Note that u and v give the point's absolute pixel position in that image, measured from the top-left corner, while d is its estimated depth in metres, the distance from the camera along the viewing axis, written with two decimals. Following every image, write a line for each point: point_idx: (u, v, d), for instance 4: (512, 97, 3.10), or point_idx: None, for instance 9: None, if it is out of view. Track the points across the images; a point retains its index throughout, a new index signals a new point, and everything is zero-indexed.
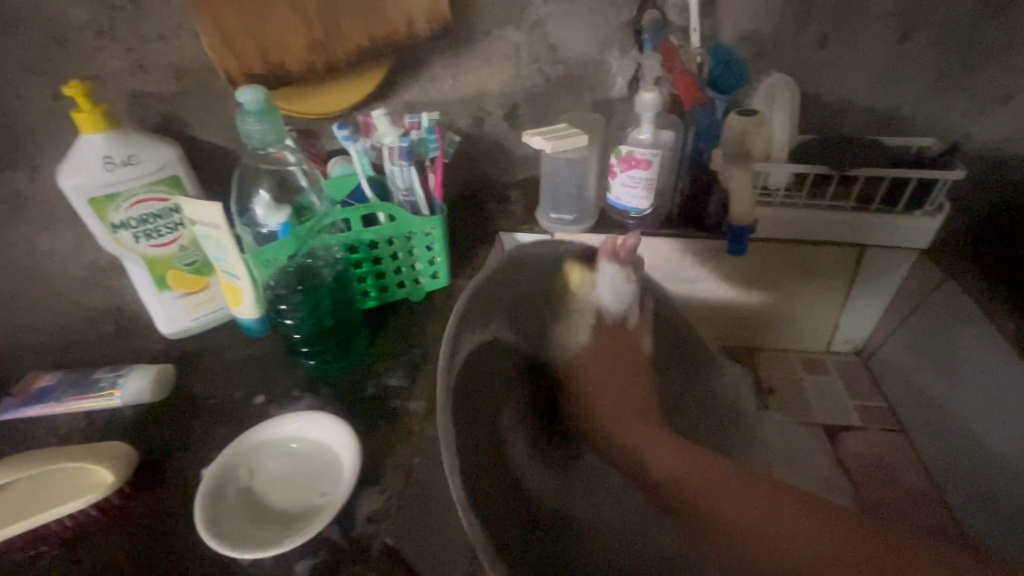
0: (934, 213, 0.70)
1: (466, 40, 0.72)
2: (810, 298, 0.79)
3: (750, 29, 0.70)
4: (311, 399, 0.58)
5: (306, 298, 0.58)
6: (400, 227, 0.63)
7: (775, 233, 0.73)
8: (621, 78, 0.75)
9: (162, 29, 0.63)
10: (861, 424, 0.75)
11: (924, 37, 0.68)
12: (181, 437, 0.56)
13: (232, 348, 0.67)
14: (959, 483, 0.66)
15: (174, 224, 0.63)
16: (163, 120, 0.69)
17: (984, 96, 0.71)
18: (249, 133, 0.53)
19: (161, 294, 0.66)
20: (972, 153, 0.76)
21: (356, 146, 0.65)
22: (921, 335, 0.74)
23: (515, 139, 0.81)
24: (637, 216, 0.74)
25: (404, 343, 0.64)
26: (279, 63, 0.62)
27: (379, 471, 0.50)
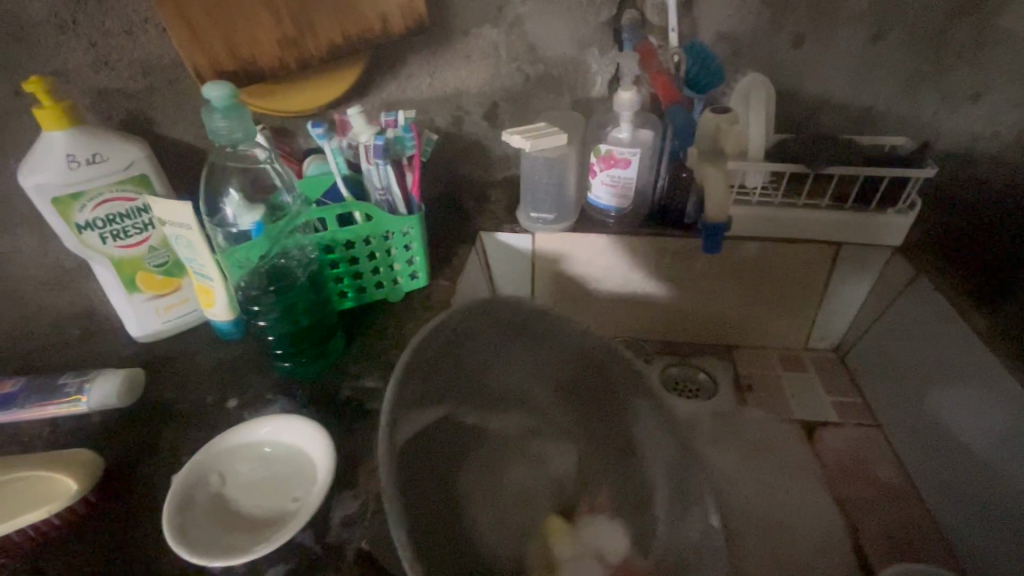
0: (906, 211, 0.71)
1: (443, 37, 0.72)
2: (787, 298, 0.80)
3: (727, 28, 0.70)
4: (285, 402, 0.57)
5: (279, 299, 0.57)
6: (377, 226, 0.62)
7: (750, 232, 0.74)
8: (599, 77, 0.75)
9: (128, 24, 0.62)
10: (837, 421, 0.76)
11: (895, 37, 0.69)
12: (150, 442, 0.55)
13: (205, 351, 0.65)
14: (931, 477, 0.67)
15: (142, 224, 0.61)
16: (131, 118, 0.67)
17: (954, 96, 0.73)
18: (216, 131, 0.51)
19: (130, 297, 0.64)
20: (943, 152, 0.77)
21: (331, 144, 0.63)
22: (895, 332, 0.75)
23: (494, 138, 0.80)
24: (616, 215, 0.75)
25: (382, 344, 0.63)
26: (251, 60, 0.61)
27: (354, 474, 0.50)
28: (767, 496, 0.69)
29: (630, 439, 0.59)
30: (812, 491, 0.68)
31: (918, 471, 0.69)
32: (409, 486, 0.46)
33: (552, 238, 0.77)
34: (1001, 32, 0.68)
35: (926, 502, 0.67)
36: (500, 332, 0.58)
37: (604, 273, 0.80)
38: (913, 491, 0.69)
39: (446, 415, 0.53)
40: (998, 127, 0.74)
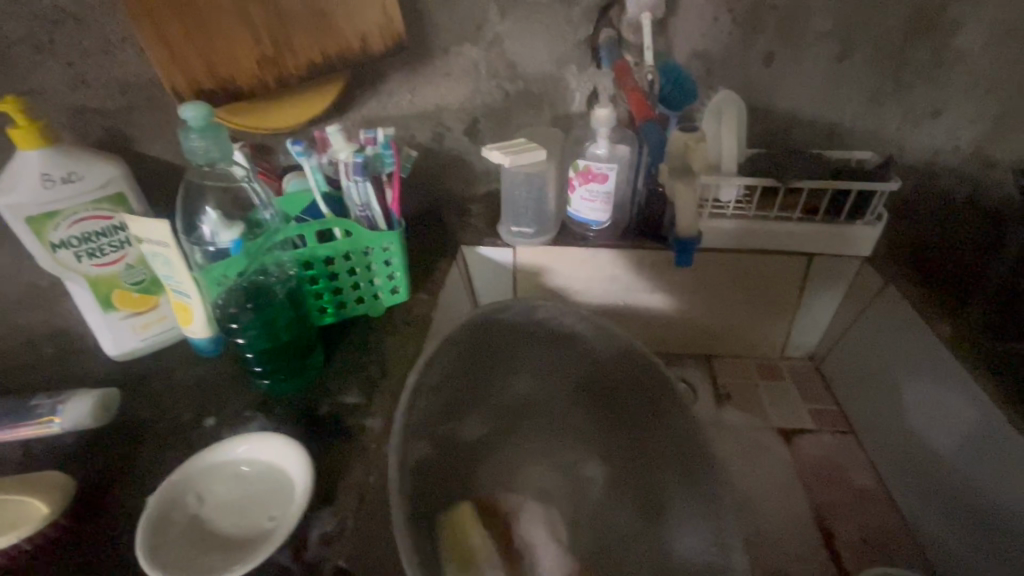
0: (874, 222, 0.73)
1: (423, 56, 0.73)
2: (766, 308, 0.82)
3: (699, 47, 0.73)
4: (263, 419, 0.57)
5: (258, 316, 0.56)
6: (358, 242, 0.63)
7: (728, 244, 0.75)
8: (577, 93, 0.77)
9: (107, 44, 0.62)
10: (814, 428, 0.77)
11: (860, 56, 0.72)
12: (124, 462, 0.54)
13: (182, 369, 0.65)
14: (905, 483, 0.68)
15: (119, 242, 0.61)
16: (109, 136, 0.67)
17: (917, 112, 0.76)
18: (192, 151, 0.52)
19: (106, 315, 0.63)
20: (908, 165, 0.80)
21: (310, 162, 0.63)
22: (868, 338, 0.76)
23: (475, 153, 0.82)
24: (597, 228, 0.76)
25: (363, 359, 0.63)
26: (231, 79, 0.62)
27: (331, 493, 0.49)
28: (747, 504, 0.70)
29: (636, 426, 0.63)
30: (789, 498, 0.69)
31: (891, 476, 0.70)
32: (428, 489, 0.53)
33: (533, 252, 0.78)
34: (958, 52, 0.71)
35: (899, 506, 0.68)
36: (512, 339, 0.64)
37: (584, 286, 0.81)
38: (887, 496, 0.70)
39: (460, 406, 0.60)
40: (958, 142, 0.77)
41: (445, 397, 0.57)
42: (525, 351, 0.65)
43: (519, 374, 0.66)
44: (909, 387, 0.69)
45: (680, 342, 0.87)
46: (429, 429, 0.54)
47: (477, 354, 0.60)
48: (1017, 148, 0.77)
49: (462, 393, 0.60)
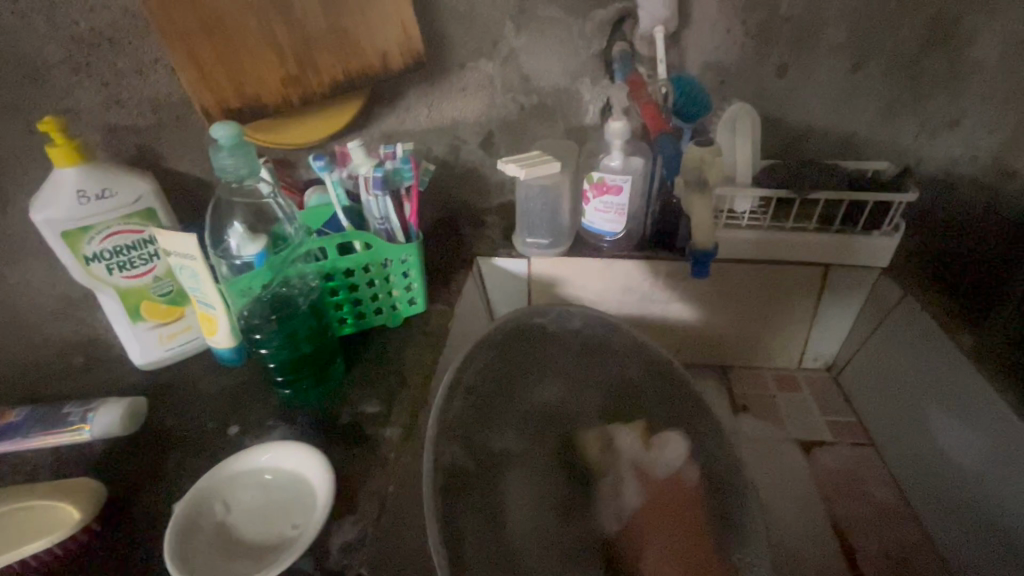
0: (892, 232, 0.73)
1: (441, 72, 0.75)
2: (783, 318, 0.82)
3: (713, 60, 0.73)
4: (285, 428, 0.58)
5: (281, 328, 0.58)
6: (377, 254, 0.64)
7: (743, 254, 0.75)
8: (592, 106, 0.78)
9: (139, 64, 0.65)
10: (833, 440, 0.77)
11: (875, 67, 0.72)
12: (152, 469, 0.56)
13: (206, 378, 0.66)
14: (927, 497, 0.67)
15: (148, 255, 0.63)
16: (139, 152, 0.70)
17: (934, 122, 0.76)
18: (222, 167, 0.53)
19: (135, 326, 0.65)
20: (925, 175, 0.80)
21: (332, 176, 0.65)
22: (886, 348, 0.76)
23: (491, 166, 0.83)
24: (611, 239, 0.77)
25: (381, 369, 0.64)
26: (256, 98, 0.64)
27: (353, 501, 0.50)
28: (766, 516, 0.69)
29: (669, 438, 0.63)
30: (807, 511, 0.69)
31: (913, 490, 0.69)
32: (469, 487, 0.51)
33: (548, 263, 0.79)
34: (974, 62, 0.71)
35: (922, 520, 0.67)
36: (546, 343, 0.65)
37: (599, 296, 0.81)
38: (908, 510, 0.69)
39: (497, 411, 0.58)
40: (976, 151, 0.77)
41: (483, 395, 0.57)
42: (558, 356, 0.65)
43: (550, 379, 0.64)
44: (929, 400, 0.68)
45: (696, 352, 0.86)
46: (467, 426, 0.54)
47: (509, 355, 0.61)
48: None
49: (498, 394, 0.59)
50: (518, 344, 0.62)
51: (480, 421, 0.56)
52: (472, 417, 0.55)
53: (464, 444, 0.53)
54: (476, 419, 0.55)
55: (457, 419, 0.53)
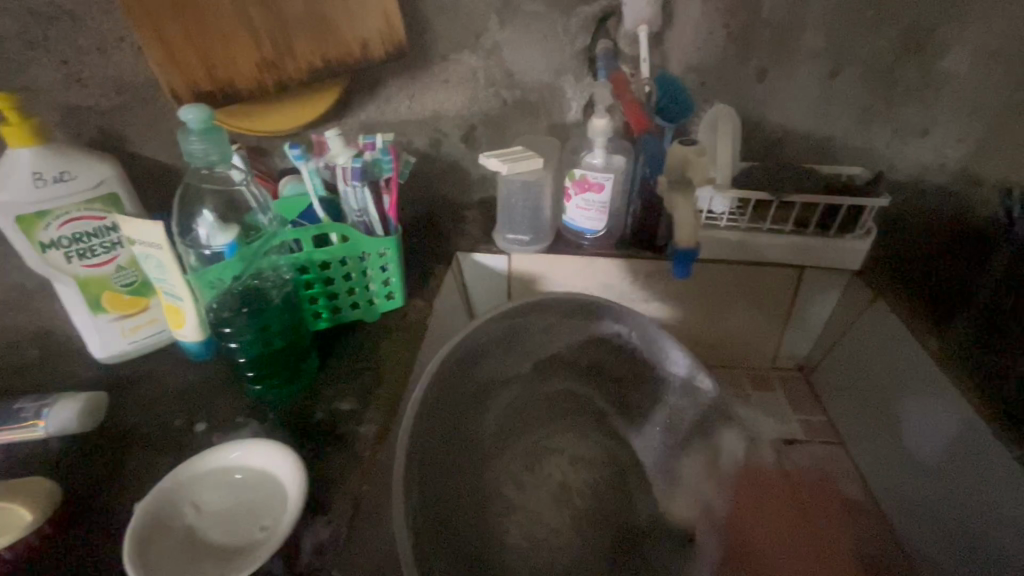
0: (864, 236, 0.74)
1: (423, 63, 0.73)
2: (756, 318, 0.83)
3: (696, 60, 0.74)
4: (256, 426, 0.56)
5: (252, 321, 0.56)
6: (354, 247, 0.62)
7: (721, 254, 0.76)
8: (575, 103, 0.77)
9: (103, 42, 0.61)
10: (804, 438, 0.78)
11: (850, 74, 0.74)
12: (111, 468, 0.53)
13: (172, 373, 0.64)
14: (893, 494, 0.69)
15: (111, 243, 0.60)
16: (101, 134, 0.67)
17: (904, 130, 0.78)
18: (192, 153, 0.51)
19: (95, 317, 0.62)
20: (896, 180, 0.82)
21: (308, 166, 0.63)
22: (855, 351, 0.78)
23: (472, 160, 0.82)
24: (592, 237, 0.77)
25: (357, 365, 0.63)
26: (229, 81, 0.62)
27: (326, 499, 0.49)
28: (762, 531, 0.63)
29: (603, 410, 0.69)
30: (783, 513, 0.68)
31: (880, 488, 0.71)
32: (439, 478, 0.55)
33: (528, 260, 0.79)
34: (945, 73, 0.73)
35: (891, 520, 0.69)
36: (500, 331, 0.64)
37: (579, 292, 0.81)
38: (875, 507, 0.71)
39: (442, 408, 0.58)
40: (945, 159, 0.79)
41: (463, 399, 0.61)
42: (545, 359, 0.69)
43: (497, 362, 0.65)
44: (911, 399, 0.68)
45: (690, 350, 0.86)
46: (440, 437, 0.57)
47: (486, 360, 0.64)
48: (1001, 167, 0.79)
49: (473, 394, 0.63)
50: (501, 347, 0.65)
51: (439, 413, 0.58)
52: (445, 423, 0.58)
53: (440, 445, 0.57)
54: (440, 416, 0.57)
55: (426, 434, 0.54)
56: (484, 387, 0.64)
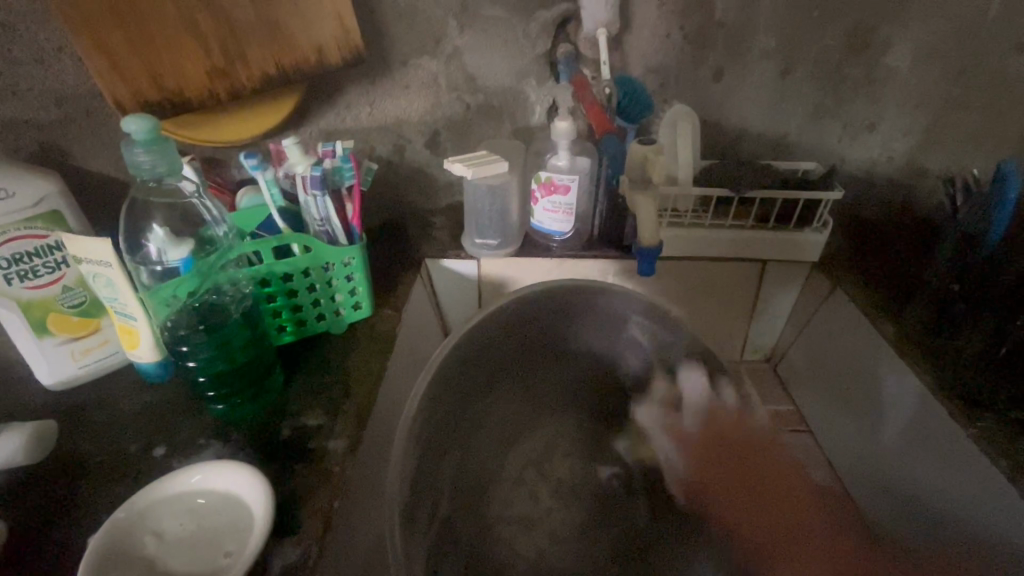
0: (820, 229, 0.76)
1: (383, 69, 0.73)
2: (722, 312, 0.85)
3: (655, 62, 0.75)
4: (218, 447, 0.54)
5: (209, 338, 0.54)
6: (317, 257, 0.61)
7: (686, 251, 0.77)
8: (538, 106, 0.78)
9: (39, 52, 0.58)
10: (774, 428, 0.80)
11: (801, 73, 0.77)
12: (60, 500, 0.50)
13: (128, 396, 0.61)
14: (857, 477, 0.71)
15: (55, 263, 0.57)
16: (41, 149, 0.63)
17: (854, 125, 0.81)
18: (138, 166, 0.49)
19: (41, 342, 0.59)
20: (848, 174, 0.85)
21: (266, 175, 0.61)
22: (815, 342, 0.81)
23: (438, 166, 0.81)
24: (560, 238, 0.77)
25: (324, 378, 0.61)
26: (177, 91, 0.60)
27: (295, 518, 0.47)
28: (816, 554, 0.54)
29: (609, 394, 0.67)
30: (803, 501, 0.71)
31: (847, 474, 0.73)
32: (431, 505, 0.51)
33: (496, 264, 0.78)
34: (889, 69, 0.76)
35: (858, 504, 0.70)
36: (479, 344, 0.58)
37: None
38: (843, 490, 0.73)
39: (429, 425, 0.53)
40: (892, 153, 0.82)
41: (441, 419, 0.55)
42: (546, 359, 0.65)
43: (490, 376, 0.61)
44: (871, 382, 0.69)
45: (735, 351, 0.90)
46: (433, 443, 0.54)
47: (481, 371, 0.59)
48: (943, 160, 0.82)
49: (472, 403, 0.59)
50: (497, 356, 0.61)
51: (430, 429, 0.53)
52: (435, 449, 0.54)
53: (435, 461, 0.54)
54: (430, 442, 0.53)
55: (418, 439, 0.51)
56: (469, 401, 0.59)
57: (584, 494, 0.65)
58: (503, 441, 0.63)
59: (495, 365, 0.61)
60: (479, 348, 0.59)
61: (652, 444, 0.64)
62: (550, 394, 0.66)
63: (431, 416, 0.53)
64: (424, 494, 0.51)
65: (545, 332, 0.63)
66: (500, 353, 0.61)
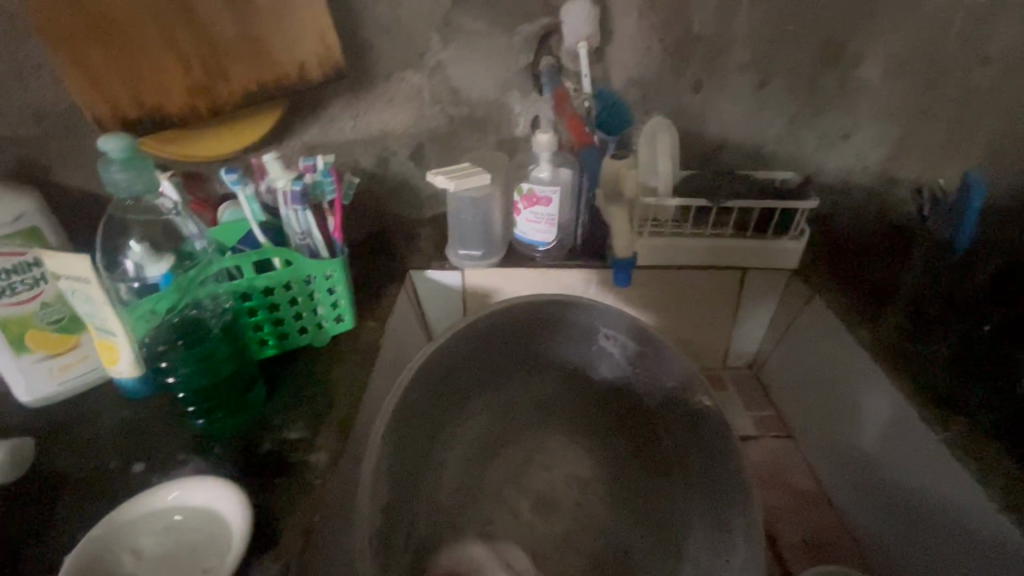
0: (798, 237, 0.77)
1: (366, 83, 0.73)
2: (705, 320, 0.86)
3: (636, 74, 0.77)
4: (198, 462, 0.54)
5: (188, 353, 0.55)
6: (298, 271, 0.61)
7: (666, 260, 0.79)
8: (522, 117, 0.79)
9: (19, 69, 0.59)
10: (755, 434, 0.81)
11: (778, 85, 0.78)
12: (37, 518, 0.50)
13: (109, 411, 0.61)
14: (837, 482, 0.72)
15: (34, 279, 0.57)
16: (21, 164, 0.64)
17: (830, 135, 0.82)
18: (115, 184, 0.49)
19: (19, 359, 0.59)
20: (825, 183, 0.86)
21: (246, 191, 0.62)
22: (794, 348, 0.82)
23: (422, 177, 0.82)
24: (544, 249, 0.78)
25: (305, 392, 0.61)
26: (158, 108, 0.60)
27: (275, 533, 0.47)
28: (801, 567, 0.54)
29: (578, 405, 0.69)
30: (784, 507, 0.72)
31: (828, 479, 0.73)
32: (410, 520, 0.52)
33: (481, 274, 0.79)
34: (862, 81, 0.78)
35: (838, 508, 0.71)
36: (448, 363, 0.60)
37: None
38: (823, 495, 0.73)
39: (398, 444, 0.54)
40: (867, 162, 0.84)
41: (412, 437, 0.57)
42: (514, 375, 0.68)
43: (460, 393, 0.63)
44: (847, 388, 0.71)
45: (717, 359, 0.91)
46: (403, 461, 0.55)
47: (452, 385, 0.62)
48: (917, 169, 0.84)
49: (441, 420, 0.62)
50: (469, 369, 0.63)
51: (399, 450, 0.54)
52: (409, 461, 0.56)
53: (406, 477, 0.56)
54: (399, 459, 0.54)
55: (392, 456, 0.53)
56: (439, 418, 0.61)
57: (565, 505, 0.65)
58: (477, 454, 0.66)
59: (464, 382, 0.63)
60: (448, 366, 0.60)
61: (620, 453, 0.67)
62: (519, 406, 0.69)
63: (401, 434, 0.54)
64: (395, 509, 0.53)
65: (514, 348, 0.65)
66: (468, 370, 0.63)
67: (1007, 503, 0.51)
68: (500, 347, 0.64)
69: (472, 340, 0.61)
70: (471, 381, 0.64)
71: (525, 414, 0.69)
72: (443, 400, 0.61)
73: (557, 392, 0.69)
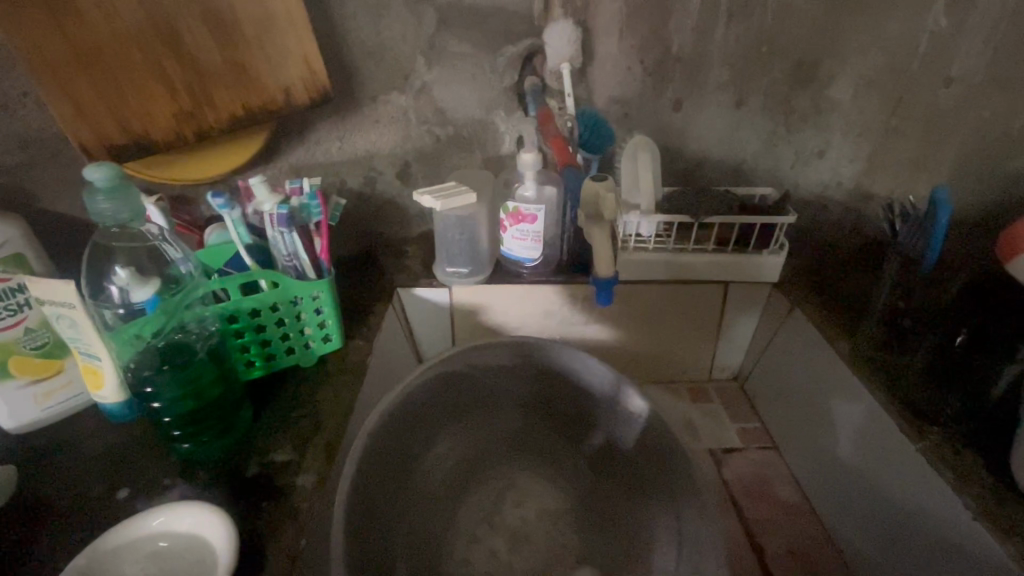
0: (778, 251, 0.79)
1: (352, 105, 0.75)
2: (688, 333, 0.87)
3: (618, 93, 0.79)
4: (184, 486, 0.54)
5: (174, 376, 0.54)
6: (285, 292, 0.61)
7: (649, 274, 0.80)
8: (507, 136, 0.80)
9: (5, 98, 0.59)
10: (740, 446, 0.82)
11: (754, 104, 0.81)
12: (18, 547, 0.49)
13: (92, 436, 0.60)
14: (820, 492, 0.72)
15: (17, 305, 0.57)
16: (5, 191, 0.64)
17: (805, 152, 0.85)
18: (99, 213, 0.49)
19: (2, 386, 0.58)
20: (802, 198, 0.89)
21: (232, 214, 0.62)
22: (774, 361, 0.84)
23: (408, 196, 0.83)
24: (530, 265, 0.79)
25: (293, 413, 0.61)
26: (144, 133, 0.61)
27: (262, 556, 0.47)
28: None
29: (551, 436, 0.72)
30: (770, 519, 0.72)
31: (812, 490, 0.74)
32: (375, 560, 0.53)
33: (467, 291, 0.80)
34: (833, 100, 0.81)
35: (823, 519, 0.72)
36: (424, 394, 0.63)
37: (520, 320, 0.83)
38: (808, 507, 0.74)
39: (371, 477, 0.55)
40: (841, 178, 0.87)
41: (389, 466, 0.58)
42: (490, 405, 0.71)
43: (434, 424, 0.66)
44: (829, 401, 0.72)
45: (700, 371, 0.92)
46: (379, 488, 0.56)
47: (425, 420, 0.64)
48: (890, 184, 0.87)
49: (415, 453, 0.64)
50: (436, 408, 0.65)
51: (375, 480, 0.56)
52: (383, 494, 0.57)
53: (381, 508, 0.57)
54: (375, 486, 0.56)
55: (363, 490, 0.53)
56: (416, 449, 0.63)
57: (550, 525, 0.66)
58: (454, 485, 0.67)
59: (437, 414, 0.66)
60: (421, 398, 0.63)
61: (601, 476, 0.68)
62: (489, 447, 0.70)
63: (374, 466, 0.56)
64: (368, 545, 0.53)
65: (484, 378, 0.69)
66: (443, 401, 0.66)
67: (982, 510, 0.52)
68: (471, 377, 0.68)
69: (440, 375, 0.65)
70: (444, 413, 0.67)
71: (500, 444, 0.71)
72: (420, 431, 0.64)
73: (529, 423, 0.72)
